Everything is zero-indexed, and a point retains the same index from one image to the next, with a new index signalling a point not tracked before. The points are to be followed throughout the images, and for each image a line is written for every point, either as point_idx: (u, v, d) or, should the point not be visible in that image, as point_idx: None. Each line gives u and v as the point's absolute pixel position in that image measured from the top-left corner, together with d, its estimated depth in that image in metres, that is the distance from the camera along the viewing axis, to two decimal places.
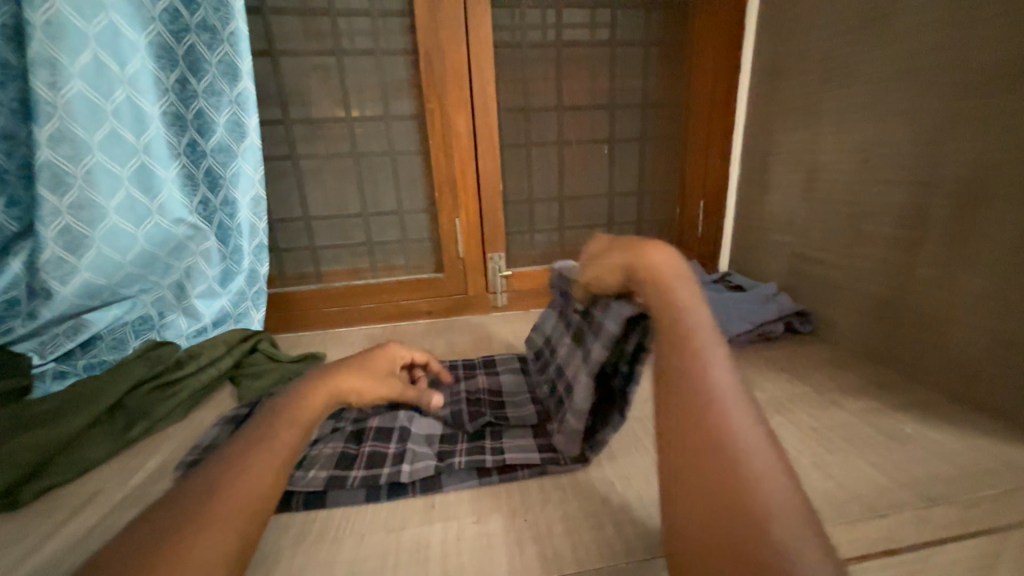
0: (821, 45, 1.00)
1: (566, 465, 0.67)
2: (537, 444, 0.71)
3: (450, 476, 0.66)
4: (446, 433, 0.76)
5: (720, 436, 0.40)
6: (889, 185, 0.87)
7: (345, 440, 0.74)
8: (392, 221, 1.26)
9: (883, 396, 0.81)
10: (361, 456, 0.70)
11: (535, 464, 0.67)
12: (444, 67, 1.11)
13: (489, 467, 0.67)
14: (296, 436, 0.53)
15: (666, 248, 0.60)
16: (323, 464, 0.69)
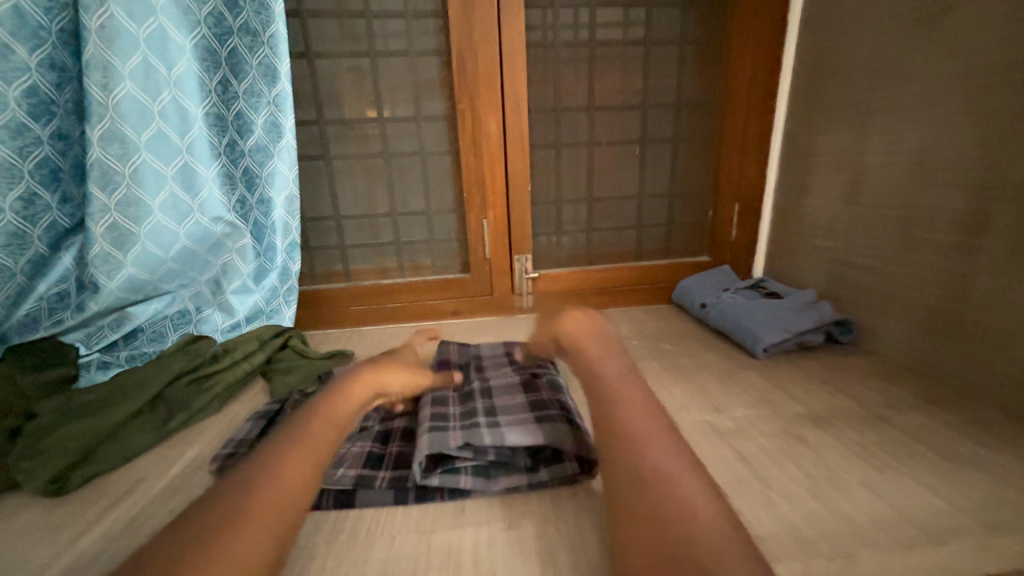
0: (871, 42, 0.96)
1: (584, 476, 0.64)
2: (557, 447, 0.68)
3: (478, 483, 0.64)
4: None
5: (657, 472, 0.48)
6: (945, 188, 0.82)
7: (373, 439, 0.73)
8: (419, 221, 1.26)
9: (936, 413, 0.76)
10: (389, 456, 0.70)
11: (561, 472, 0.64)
12: (476, 67, 1.11)
13: (518, 475, 0.65)
14: None
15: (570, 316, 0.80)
16: (352, 462, 0.68)
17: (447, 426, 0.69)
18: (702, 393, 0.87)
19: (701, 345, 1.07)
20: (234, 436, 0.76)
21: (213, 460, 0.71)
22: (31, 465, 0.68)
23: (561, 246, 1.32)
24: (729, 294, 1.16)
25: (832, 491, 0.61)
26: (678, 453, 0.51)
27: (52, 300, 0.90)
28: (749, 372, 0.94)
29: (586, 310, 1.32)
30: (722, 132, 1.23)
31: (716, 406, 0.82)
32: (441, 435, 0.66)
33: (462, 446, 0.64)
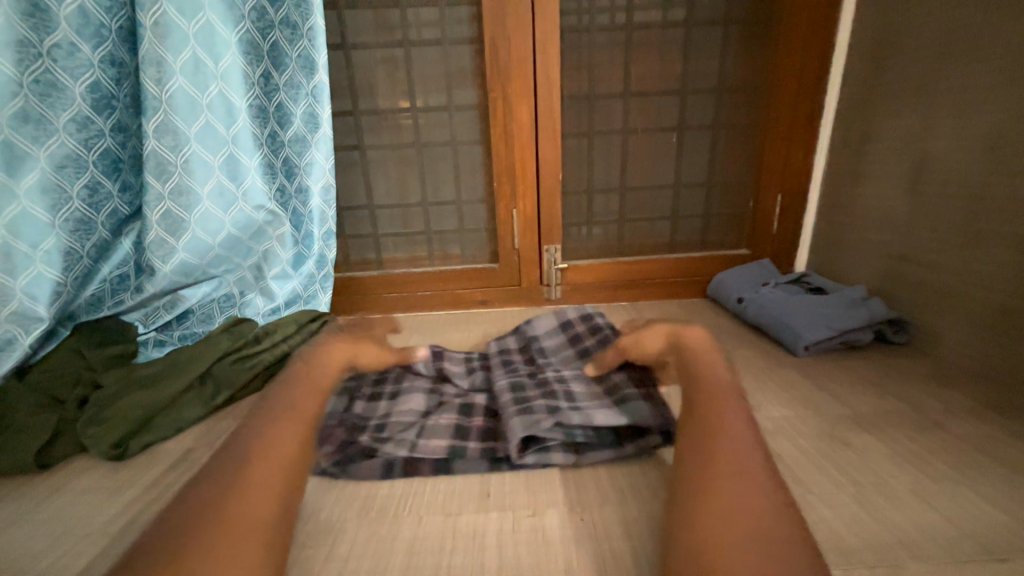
0: (941, 15, 0.87)
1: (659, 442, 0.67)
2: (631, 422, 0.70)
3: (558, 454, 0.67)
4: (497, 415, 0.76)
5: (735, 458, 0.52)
6: (1023, 176, 0.75)
7: (457, 412, 0.76)
8: (450, 211, 1.27)
9: (1001, 421, 0.70)
10: (475, 428, 0.73)
11: (640, 443, 0.67)
12: (508, 55, 1.10)
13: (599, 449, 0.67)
14: None
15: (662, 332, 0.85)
16: (440, 432, 0.71)
17: (530, 405, 0.71)
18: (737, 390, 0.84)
19: (737, 341, 1.03)
20: (334, 409, 0.75)
21: (322, 430, 0.70)
22: (97, 430, 0.75)
23: (592, 236, 1.30)
24: (768, 289, 1.10)
25: (878, 498, 0.58)
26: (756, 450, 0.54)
27: (114, 281, 0.97)
28: (788, 370, 0.89)
29: (616, 303, 1.29)
30: (767, 118, 1.17)
31: (752, 404, 0.79)
32: (530, 417, 0.68)
33: (552, 427, 0.66)
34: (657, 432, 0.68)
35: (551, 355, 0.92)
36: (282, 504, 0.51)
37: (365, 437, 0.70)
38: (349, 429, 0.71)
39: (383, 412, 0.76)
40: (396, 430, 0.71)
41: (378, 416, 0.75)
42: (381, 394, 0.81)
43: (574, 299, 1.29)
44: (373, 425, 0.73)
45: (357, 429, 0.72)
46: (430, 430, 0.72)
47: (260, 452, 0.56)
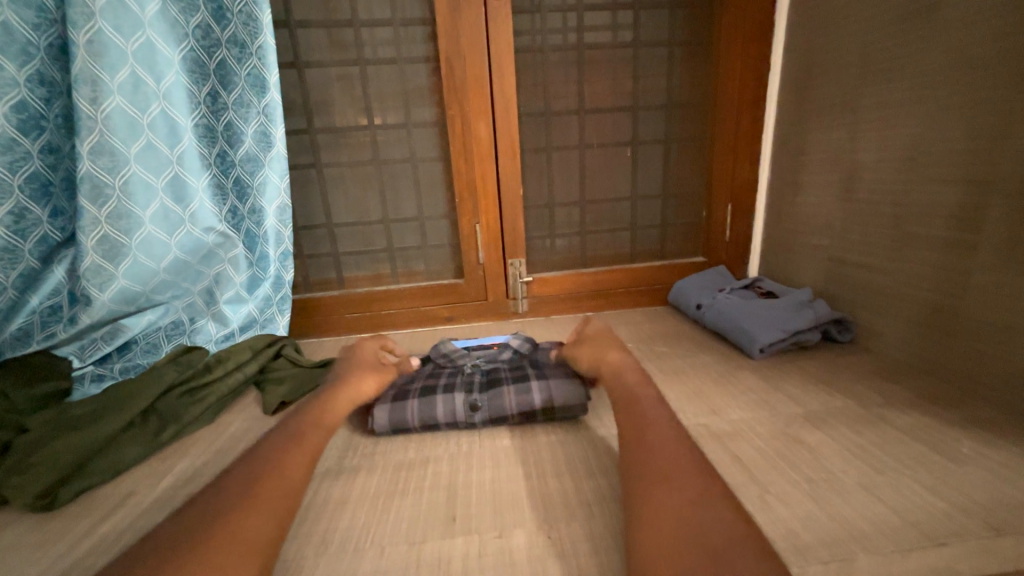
0: (860, 40, 0.95)
1: (522, 404, 0.79)
2: (516, 394, 0.81)
3: (562, 393, 0.80)
4: (544, 371, 0.87)
5: (671, 493, 0.50)
6: (940, 184, 0.82)
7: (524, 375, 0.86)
8: (413, 228, 1.26)
9: (937, 412, 0.75)
10: (536, 372, 0.86)
11: (538, 401, 0.79)
12: (465, 74, 1.11)
13: (541, 406, 0.79)
14: (297, 475, 0.59)
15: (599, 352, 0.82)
16: (534, 388, 0.81)
17: (520, 380, 0.84)
18: (698, 396, 0.86)
19: (696, 346, 1.07)
20: (443, 409, 0.80)
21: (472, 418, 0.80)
22: (21, 480, 0.68)
23: (555, 249, 1.32)
24: (724, 294, 1.15)
25: (830, 493, 0.60)
26: (664, 418, 0.64)
27: (44, 313, 0.90)
28: (744, 373, 0.93)
29: (582, 313, 1.31)
30: (714, 132, 1.23)
31: (712, 409, 0.81)
32: (530, 400, 0.79)
33: (542, 405, 0.79)
34: (516, 412, 0.79)
35: (444, 370, 0.94)
36: (251, 537, 0.48)
37: (505, 398, 0.80)
38: (527, 380, 0.83)
39: (507, 371, 0.89)
40: (507, 392, 0.81)
41: (517, 370, 0.90)
42: (474, 385, 0.85)
43: (541, 311, 1.31)
44: (499, 392, 0.82)
45: (532, 379, 0.84)
46: (521, 387, 0.82)
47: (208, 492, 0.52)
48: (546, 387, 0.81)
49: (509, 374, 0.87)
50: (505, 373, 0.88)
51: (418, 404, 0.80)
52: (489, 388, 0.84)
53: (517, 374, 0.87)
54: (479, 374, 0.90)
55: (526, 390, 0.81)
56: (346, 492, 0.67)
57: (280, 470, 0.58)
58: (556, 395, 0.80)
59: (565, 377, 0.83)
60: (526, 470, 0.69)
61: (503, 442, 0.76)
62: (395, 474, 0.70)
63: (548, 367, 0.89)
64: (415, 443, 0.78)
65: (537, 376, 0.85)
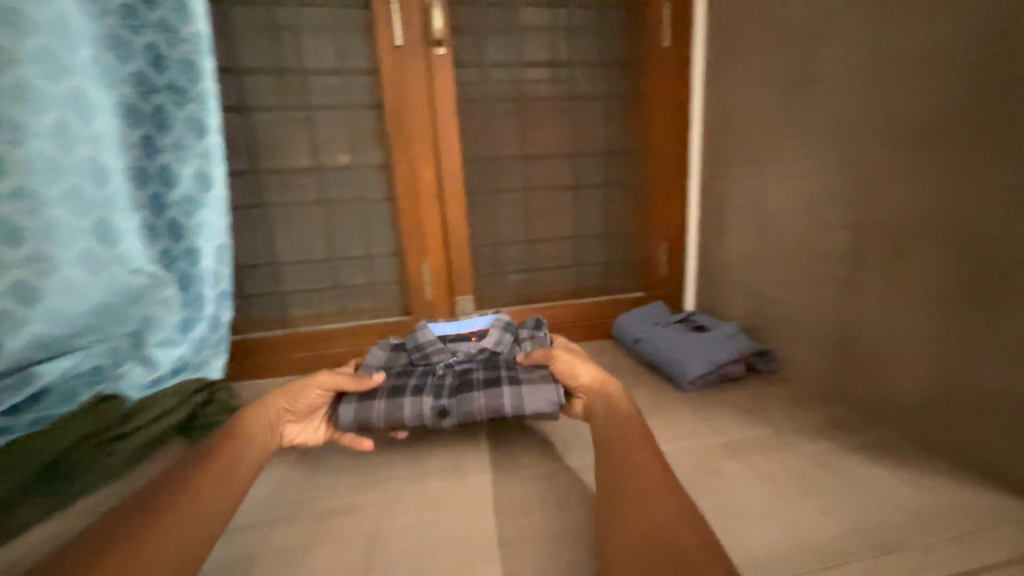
0: (761, 100, 1.07)
1: (491, 408, 0.81)
2: (485, 399, 0.81)
3: (530, 399, 0.81)
4: (519, 374, 0.87)
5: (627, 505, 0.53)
6: (831, 228, 0.92)
7: (498, 378, 0.86)
8: (360, 266, 1.27)
9: (842, 437, 0.82)
10: (508, 376, 0.86)
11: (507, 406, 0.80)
12: (409, 120, 1.16)
13: (508, 410, 0.80)
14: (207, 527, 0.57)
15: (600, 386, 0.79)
16: (506, 393, 0.82)
17: (493, 382, 0.85)
18: None
19: (634, 380, 1.11)
20: (410, 412, 0.80)
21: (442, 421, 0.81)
22: None
23: (503, 285, 1.35)
24: (659, 328, 1.21)
25: (737, 521, 0.63)
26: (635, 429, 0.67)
27: None
28: (675, 405, 0.98)
29: None
30: (647, 176, 1.33)
31: None
32: (499, 405, 0.81)
33: (508, 410, 0.80)
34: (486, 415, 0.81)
35: (416, 371, 0.93)
36: None
37: (476, 402, 0.81)
38: (500, 385, 0.83)
39: (481, 373, 0.89)
40: (478, 398, 0.82)
41: (489, 371, 0.90)
42: (444, 388, 0.85)
43: None
44: (471, 395, 0.82)
45: (505, 384, 0.84)
46: (492, 392, 0.82)
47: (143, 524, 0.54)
48: (517, 394, 0.81)
49: (483, 376, 0.88)
50: (479, 375, 0.88)
51: (385, 405, 0.80)
52: (459, 391, 0.84)
53: (490, 375, 0.87)
54: (452, 376, 0.90)
55: (496, 396, 0.81)
56: (260, 544, 0.64)
57: (223, 484, 0.63)
58: (525, 400, 0.81)
59: (536, 384, 0.83)
60: (451, 512, 0.69)
61: (432, 485, 0.76)
62: (314, 524, 0.68)
63: (523, 371, 0.88)
64: (355, 481, 0.77)
65: (511, 379, 0.85)
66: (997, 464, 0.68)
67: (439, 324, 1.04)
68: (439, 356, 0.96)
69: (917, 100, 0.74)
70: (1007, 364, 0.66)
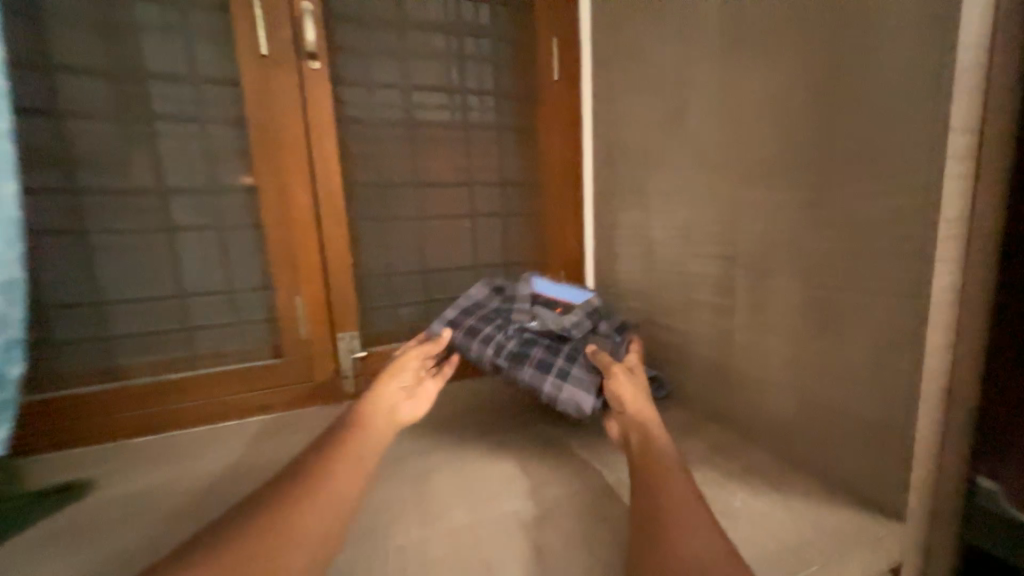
0: (639, 134, 1.11)
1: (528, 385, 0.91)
2: (530, 378, 0.91)
3: (563, 393, 0.88)
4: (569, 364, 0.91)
5: None
6: (703, 256, 0.96)
7: (553, 362, 0.92)
8: (218, 302, 1.08)
9: (719, 464, 0.84)
10: (558, 363, 0.91)
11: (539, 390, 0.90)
12: (279, 138, 1.04)
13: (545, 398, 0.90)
14: None
15: (662, 444, 0.75)
16: (544, 378, 0.90)
17: (543, 362, 0.91)
18: (516, 476, 0.85)
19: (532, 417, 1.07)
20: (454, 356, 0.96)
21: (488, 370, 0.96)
22: None
23: (395, 320, 1.23)
24: None
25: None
26: (681, 507, 0.64)
27: None
28: (568, 443, 0.96)
29: None
30: (544, 206, 1.32)
31: (526, 491, 0.81)
32: (539, 385, 0.90)
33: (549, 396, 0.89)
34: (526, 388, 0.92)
35: (489, 321, 1.01)
36: None
37: (518, 374, 0.92)
38: (548, 368, 0.90)
39: (541, 351, 0.93)
40: (522, 372, 0.92)
41: (551, 350, 0.94)
42: (507, 347, 0.94)
43: None
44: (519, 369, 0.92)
45: (552, 371, 0.90)
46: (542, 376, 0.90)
47: (228, 529, 0.60)
48: (557, 385, 0.89)
49: (542, 354, 0.93)
50: (540, 351, 0.93)
51: (463, 338, 1.00)
52: (513, 358, 0.93)
53: (547, 356, 0.92)
54: (514, 339, 0.96)
55: (540, 379, 0.90)
56: None
57: (321, 516, 0.64)
58: (557, 391, 0.89)
59: (580, 386, 0.88)
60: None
61: None
62: None
63: (579, 364, 0.91)
64: None
65: (557, 368, 0.91)
66: (851, 480, 0.73)
67: (544, 284, 1.09)
68: (531, 314, 1.02)
69: (762, 139, 0.80)
70: (853, 384, 0.70)
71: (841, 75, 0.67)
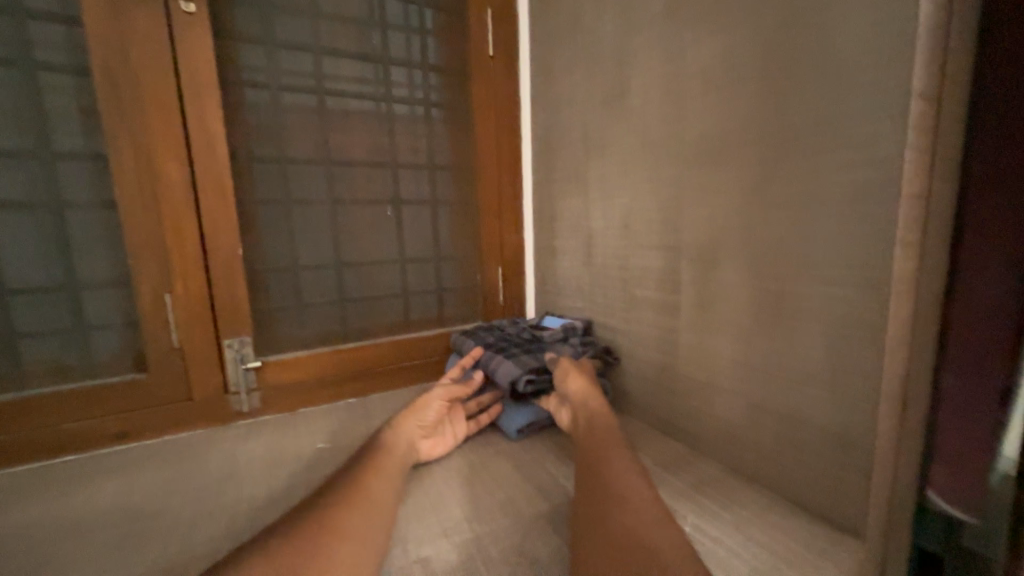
0: (580, 116, 1.02)
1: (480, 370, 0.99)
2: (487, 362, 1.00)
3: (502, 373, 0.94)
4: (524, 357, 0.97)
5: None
6: (646, 249, 0.88)
7: (511, 353, 0.99)
8: (56, 302, 0.84)
9: (667, 480, 0.75)
10: (516, 355, 0.98)
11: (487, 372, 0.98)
12: (140, 97, 0.83)
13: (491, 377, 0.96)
14: None
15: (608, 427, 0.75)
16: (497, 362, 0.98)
17: (507, 352, 1.00)
18: (435, 507, 0.71)
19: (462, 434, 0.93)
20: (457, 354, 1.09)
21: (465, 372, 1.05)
22: None
23: (301, 324, 1.05)
24: None
25: None
26: (635, 484, 0.62)
27: None
28: (501, 462, 0.83)
29: (337, 403, 1.07)
30: (479, 196, 1.20)
31: (446, 527, 0.66)
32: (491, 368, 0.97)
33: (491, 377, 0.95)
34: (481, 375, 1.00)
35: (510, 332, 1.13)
36: None
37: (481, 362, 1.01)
38: (504, 354, 0.99)
39: (513, 347, 1.03)
40: (486, 360, 1.01)
41: (520, 347, 1.02)
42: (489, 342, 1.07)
43: (279, 407, 1.02)
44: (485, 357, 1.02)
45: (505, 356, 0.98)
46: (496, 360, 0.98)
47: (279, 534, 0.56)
48: (498, 365, 0.96)
49: (512, 347, 1.03)
50: (510, 345, 1.03)
51: (459, 338, 1.13)
52: (490, 348, 1.04)
53: (514, 351, 1.01)
54: (501, 338, 1.08)
55: (492, 360, 0.99)
56: None
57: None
58: (497, 371, 0.95)
59: (513, 364, 0.94)
60: None
61: None
62: None
63: (524, 356, 0.97)
64: None
65: (512, 355, 0.98)
66: (807, 492, 0.66)
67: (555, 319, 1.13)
68: (530, 331, 1.11)
69: (707, 118, 0.73)
70: (807, 385, 0.64)
71: (791, 43, 0.61)
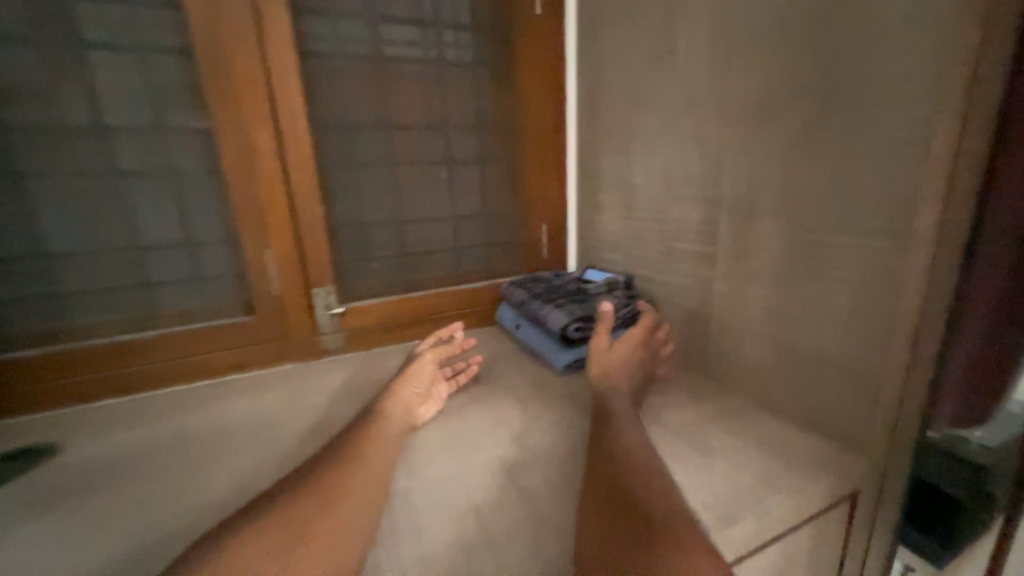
0: (624, 75, 1.06)
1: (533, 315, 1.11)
2: (539, 309, 1.11)
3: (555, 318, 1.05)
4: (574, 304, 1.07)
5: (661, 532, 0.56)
6: (686, 203, 0.94)
7: (560, 301, 1.10)
8: (179, 256, 1.02)
9: (697, 408, 0.87)
10: (565, 302, 1.09)
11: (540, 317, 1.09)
12: (235, 76, 0.94)
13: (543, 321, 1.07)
14: None
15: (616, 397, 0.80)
16: (548, 308, 1.08)
17: (556, 300, 1.11)
18: (501, 424, 0.86)
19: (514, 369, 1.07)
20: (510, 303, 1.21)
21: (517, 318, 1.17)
22: None
23: (370, 274, 1.19)
24: None
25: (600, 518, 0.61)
26: (633, 450, 0.68)
27: None
28: (551, 391, 0.97)
29: (405, 342, 1.23)
30: (524, 155, 1.27)
31: (512, 438, 0.81)
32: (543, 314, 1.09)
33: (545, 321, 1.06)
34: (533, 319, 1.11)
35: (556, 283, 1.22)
36: None
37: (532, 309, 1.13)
38: (554, 302, 1.09)
39: (560, 295, 1.13)
40: (537, 307, 1.12)
41: (568, 296, 1.13)
42: (537, 292, 1.17)
43: (358, 345, 1.19)
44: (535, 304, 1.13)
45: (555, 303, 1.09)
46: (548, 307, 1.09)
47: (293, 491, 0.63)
48: (550, 310, 1.07)
49: (560, 295, 1.13)
50: (558, 295, 1.13)
51: (511, 288, 1.24)
52: (539, 297, 1.15)
53: (562, 299, 1.11)
54: (548, 288, 1.18)
55: (543, 307, 1.09)
56: None
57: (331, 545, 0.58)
58: (550, 316, 1.06)
59: (565, 310, 1.04)
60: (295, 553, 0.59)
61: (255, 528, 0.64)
62: None
63: (574, 303, 1.08)
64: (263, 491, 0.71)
65: (562, 302, 1.09)
66: (822, 417, 0.76)
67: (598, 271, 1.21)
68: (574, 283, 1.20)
69: (753, 77, 0.77)
70: (830, 325, 0.72)
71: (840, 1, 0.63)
